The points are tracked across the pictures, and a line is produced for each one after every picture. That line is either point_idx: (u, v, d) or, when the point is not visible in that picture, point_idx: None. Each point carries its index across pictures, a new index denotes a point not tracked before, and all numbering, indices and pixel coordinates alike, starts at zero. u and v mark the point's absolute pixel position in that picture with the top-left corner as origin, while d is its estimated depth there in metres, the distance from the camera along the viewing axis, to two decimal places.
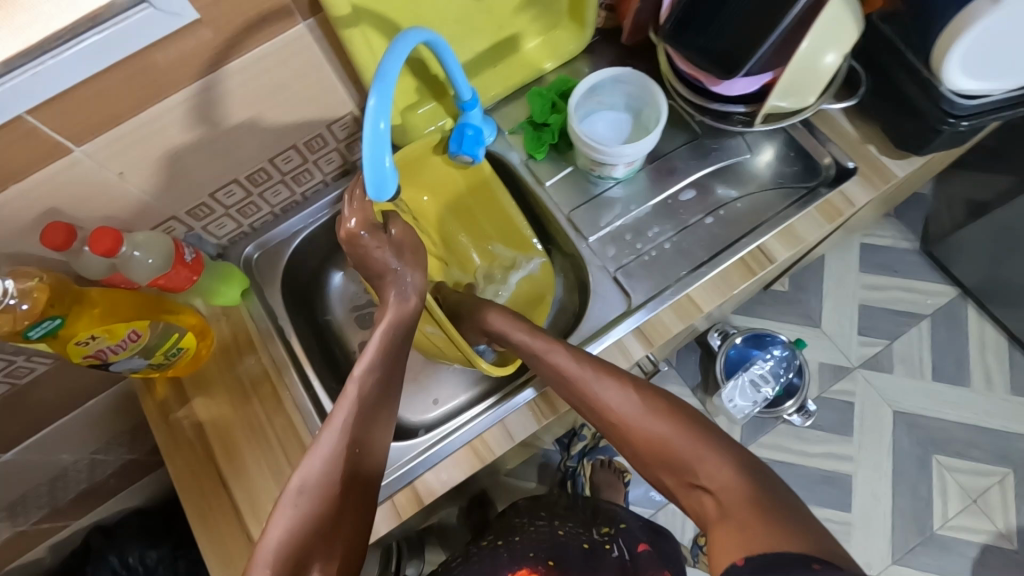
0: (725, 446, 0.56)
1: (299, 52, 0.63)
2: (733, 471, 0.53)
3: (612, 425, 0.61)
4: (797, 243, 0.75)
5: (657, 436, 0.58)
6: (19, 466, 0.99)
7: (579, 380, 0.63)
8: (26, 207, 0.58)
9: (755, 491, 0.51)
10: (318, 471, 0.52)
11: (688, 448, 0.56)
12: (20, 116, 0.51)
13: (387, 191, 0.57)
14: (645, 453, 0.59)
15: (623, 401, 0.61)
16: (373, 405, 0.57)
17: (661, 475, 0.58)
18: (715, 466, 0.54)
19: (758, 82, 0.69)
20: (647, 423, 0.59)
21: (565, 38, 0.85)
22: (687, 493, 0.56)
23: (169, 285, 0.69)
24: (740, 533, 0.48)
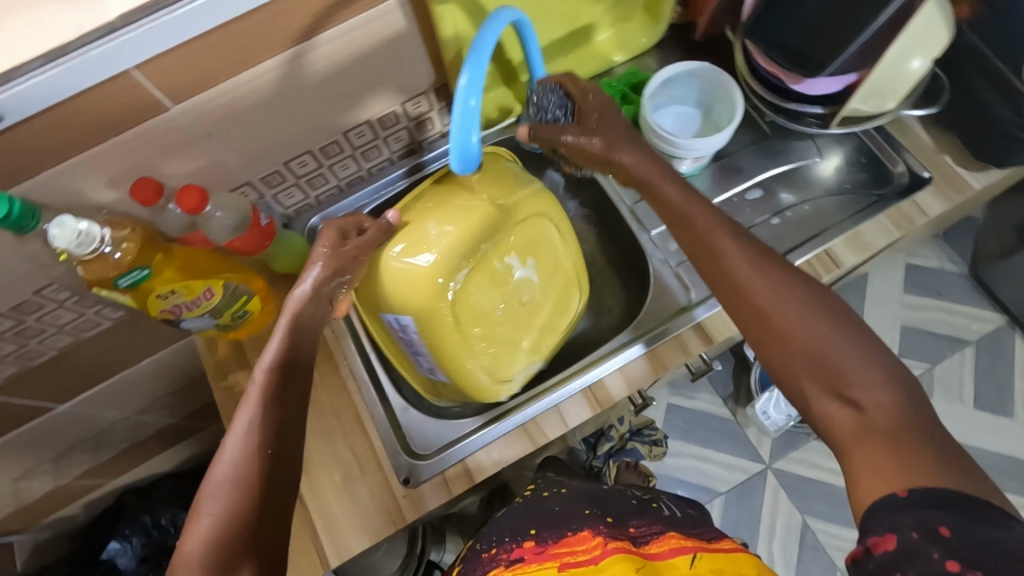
0: (878, 356, 0.49)
1: (387, 26, 0.64)
2: (897, 396, 0.47)
3: (745, 306, 0.54)
4: (865, 249, 0.74)
5: (803, 333, 0.51)
6: (69, 419, 1.01)
7: (709, 245, 0.57)
8: (118, 159, 0.60)
9: (907, 415, 0.47)
10: (229, 469, 0.48)
11: (844, 358, 0.49)
12: (127, 70, 0.53)
13: (471, 166, 0.58)
14: (776, 344, 0.52)
15: (768, 285, 0.54)
16: (283, 395, 0.53)
17: (788, 365, 0.52)
18: (873, 381, 0.48)
19: (841, 82, 0.68)
20: (808, 317, 0.52)
21: (638, 31, 0.84)
22: (824, 399, 0.50)
23: (242, 248, 0.70)
24: (899, 459, 0.44)
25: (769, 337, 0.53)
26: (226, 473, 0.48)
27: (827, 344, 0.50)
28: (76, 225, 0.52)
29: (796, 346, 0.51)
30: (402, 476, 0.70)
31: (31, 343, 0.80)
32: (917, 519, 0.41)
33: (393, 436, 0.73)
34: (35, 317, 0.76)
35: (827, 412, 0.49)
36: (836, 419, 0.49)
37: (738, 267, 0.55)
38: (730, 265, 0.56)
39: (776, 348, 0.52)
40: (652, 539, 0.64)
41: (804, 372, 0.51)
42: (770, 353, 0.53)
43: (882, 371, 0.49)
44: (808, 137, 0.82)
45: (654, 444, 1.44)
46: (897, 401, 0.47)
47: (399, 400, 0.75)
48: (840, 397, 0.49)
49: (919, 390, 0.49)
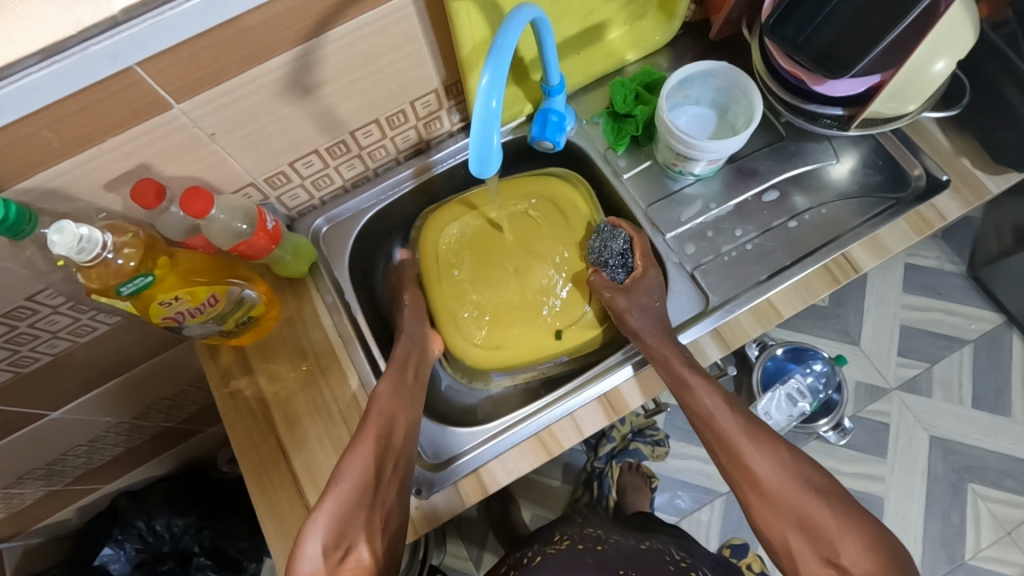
0: (862, 522, 0.55)
1: (399, 23, 0.62)
2: (877, 561, 0.52)
3: (739, 470, 0.60)
4: (883, 253, 0.73)
5: (788, 503, 0.57)
6: (63, 425, 0.98)
7: (726, 434, 0.61)
8: (118, 160, 0.58)
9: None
10: (363, 459, 0.60)
11: (830, 523, 0.55)
12: (130, 67, 0.50)
13: (488, 171, 0.55)
14: (771, 512, 0.58)
15: (766, 460, 0.59)
16: (393, 409, 0.65)
17: (778, 524, 0.57)
18: (856, 551, 0.53)
19: (865, 84, 0.67)
20: (748, 450, 0.60)
21: (651, 29, 0.82)
22: (812, 565, 0.55)
23: (248, 253, 0.67)
24: None
25: (756, 502, 0.59)
26: (359, 472, 0.59)
27: (813, 510, 0.56)
28: (77, 230, 0.49)
29: (788, 515, 0.57)
30: (413, 488, 0.68)
31: (24, 350, 0.77)
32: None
33: None
34: (29, 322, 0.73)
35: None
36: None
37: (754, 464, 0.59)
38: (753, 468, 0.59)
39: (763, 514, 0.58)
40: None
41: (792, 533, 0.56)
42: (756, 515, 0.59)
43: (852, 527, 0.55)
44: (823, 139, 0.80)
45: (656, 445, 1.44)
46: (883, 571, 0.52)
47: None
48: (828, 561, 0.54)
49: (897, 547, 0.54)
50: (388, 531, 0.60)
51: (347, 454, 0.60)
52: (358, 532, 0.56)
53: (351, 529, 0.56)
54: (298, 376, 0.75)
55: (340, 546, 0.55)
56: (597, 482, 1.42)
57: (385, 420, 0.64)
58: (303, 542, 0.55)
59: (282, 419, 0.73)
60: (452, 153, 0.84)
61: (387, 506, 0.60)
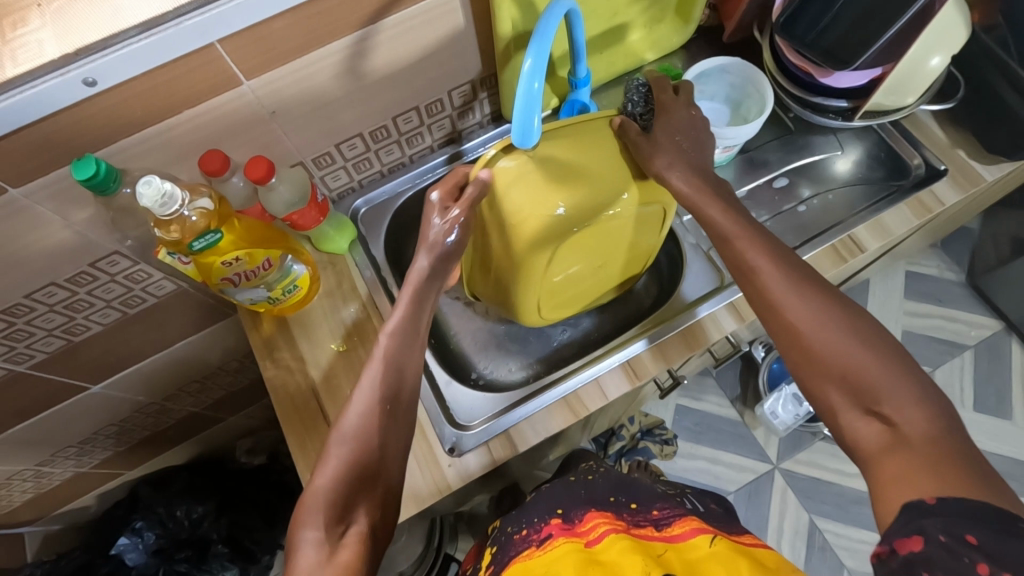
0: (912, 378, 0.49)
1: (445, 15, 0.68)
2: (931, 417, 0.47)
3: (778, 325, 0.56)
4: (887, 235, 0.78)
5: (826, 344, 0.52)
6: (98, 401, 1.02)
7: (761, 292, 0.58)
8: (189, 132, 0.64)
9: (945, 432, 0.46)
10: (355, 420, 0.57)
11: (876, 376, 0.50)
12: (212, 43, 0.56)
13: (528, 142, 0.59)
14: (810, 365, 0.53)
15: (806, 307, 0.55)
16: (399, 358, 0.62)
17: (821, 380, 0.52)
18: (907, 399, 0.48)
19: (867, 77, 0.74)
20: (788, 298, 0.56)
21: (669, 31, 0.89)
22: (856, 417, 0.50)
23: (298, 223, 0.73)
24: (929, 473, 0.44)
25: (802, 356, 0.54)
26: (355, 430, 0.57)
27: (854, 356, 0.51)
28: (161, 185, 0.55)
29: (829, 366, 0.52)
30: (447, 446, 0.72)
31: (77, 319, 0.82)
32: (944, 523, 0.41)
33: (439, 409, 0.75)
34: (87, 290, 0.78)
35: (857, 427, 0.50)
36: (864, 433, 0.50)
37: (797, 316, 0.55)
38: (787, 313, 0.56)
39: (808, 366, 0.53)
40: (672, 521, 0.56)
41: (835, 388, 0.52)
42: (801, 368, 0.54)
43: (913, 389, 0.49)
44: (829, 133, 0.87)
45: (664, 444, 1.47)
46: (934, 422, 0.47)
47: (443, 374, 0.78)
48: (872, 413, 0.49)
49: (955, 406, 0.49)
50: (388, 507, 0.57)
51: (346, 409, 0.58)
52: (358, 502, 0.54)
53: (346, 509, 0.53)
54: (338, 345, 0.80)
55: (341, 522, 0.52)
56: None
57: (390, 378, 0.60)
58: (299, 527, 0.52)
59: (323, 384, 0.78)
60: (480, 144, 0.89)
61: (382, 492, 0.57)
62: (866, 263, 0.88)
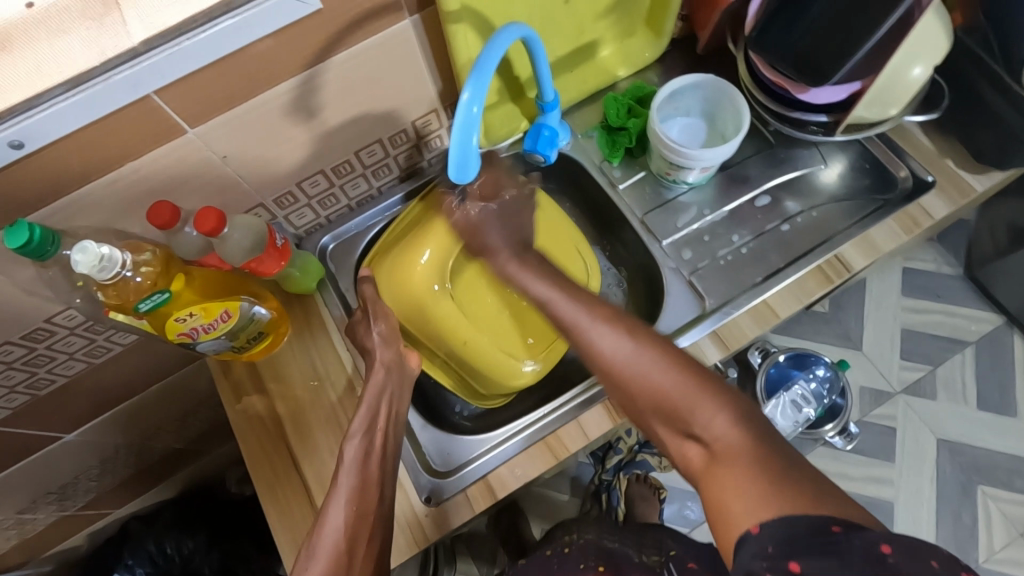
0: (720, 391, 0.50)
1: (400, 48, 0.65)
2: (733, 420, 0.48)
3: (598, 365, 0.57)
4: (875, 252, 0.75)
5: (641, 377, 0.53)
6: (75, 448, 0.99)
7: (575, 326, 0.58)
8: (135, 184, 0.61)
9: (757, 443, 0.47)
10: (331, 531, 0.57)
11: (676, 396, 0.51)
12: (148, 95, 0.53)
13: (468, 175, 0.58)
14: (623, 391, 0.55)
15: (612, 341, 0.56)
16: (366, 463, 0.62)
17: (645, 411, 0.54)
18: (708, 415, 0.49)
19: (846, 91, 0.70)
20: (591, 331, 0.57)
21: (642, 46, 0.86)
22: (675, 438, 0.52)
23: (259, 269, 0.70)
24: (740, 490, 0.44)
25: (620, 390, 0.56)
26: (331, 539, 0.56)
27: (655, 374, 0.53)
28: (98, 250, 0.52)
29: (642, 399, 0.53)
30: (424, 495, 0.69)
31: (40, 373, 0.79)
32: (765, 552, 0.40)
33: (414, 456, 0.72)
34: (46, 344, 0.75)
35: (687, 454, 0.51)
36: (690, 456, 0.51)
37: (608, 350, 0.55)
38: (599, 347, 0.56)
39: (620, 387, 0.55)
40: None
41: (653, 416, 0.53)
42: (623, 397, 0.56)
43: (721, 399, 0.50)
44: (812, 146, 0.83)
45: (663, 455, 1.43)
46: (737, 424, 0.48)
47: (418, 418, 0.75)
48: (688, 433, 0.50)
49: (764, 413, 0.50)
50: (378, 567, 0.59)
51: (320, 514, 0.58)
52: None
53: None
54: (309, 390, 0.77)
55: None
56: (605, 494, 1.42)
57: (358, 486, 0.60)
58: None
59: (293, 430, 0.75)
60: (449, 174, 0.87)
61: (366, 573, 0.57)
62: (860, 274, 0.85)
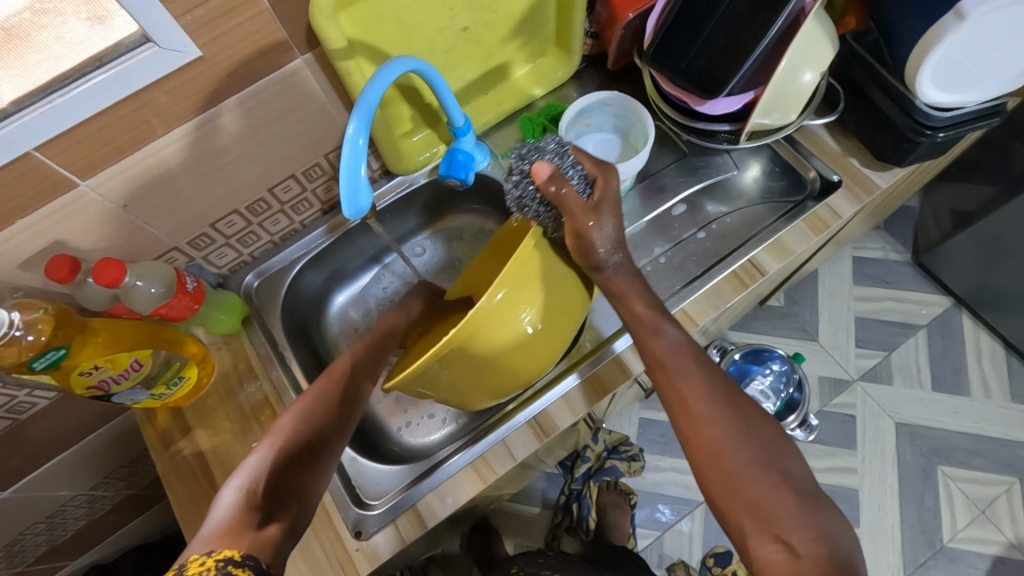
0: (815, 510, 0.53)
1: (297, 85, 0.66)
2: (820, 534, 0.51)
3: (697, 440, 0.58)
4: (787, 254, 0.77)
5: (735, 470, 0.55)
6: (13, 505, 0.97)
7: (687, 404, 0.60)
8: (31, 240, 0.60)
9: (842, 565, 0.50)
10: (294, 422, 0.61)
11: (781, 505, 0.53)
12: (28, 152, 0.53)
13: (362, 209, 0.58)
14: (729, 486, 0.55)
15: (727, 429, 0.57)
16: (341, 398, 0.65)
17: (732, 502, 0.55)
18: (807, 529, 0.51)
19: (741, 101, 0.71)
20: (707, 423, 0.58)
21: (553, 64, 0.87)
22: (760, 537, 0.52)
23: (170, 315, 0.70)
24: None
25: (717, 489, 0.56)
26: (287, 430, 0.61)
27: (749, 483, 0.55)
28: None
29: (739, 493, 0.55)
30: (353, 529, 0.69)
31: None
32: None
33: (343, 488, 0.71)
34: None
35: (762, 553, 0.52)
36: (770, 561, 0.51)
37: (720, 437, 0.57)
38: (711, 432, 0.58)
39: (720, 487, 0.56)
40: None
41: (745, 514, 0.54)
42: (713, 491, 0.56)
43: (812, 517, 0.53)
44: (725, 152, 0.85)
45: (632, 461, 1.43)
46: (818, 543, 0.51)
47: (346, 451, 0.74)
48: (777, 538, 0.52)
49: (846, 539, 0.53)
50: (303, 516, 0.58)
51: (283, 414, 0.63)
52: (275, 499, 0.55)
53: (270, 495, 0.55)
54: (237, 430, 0.75)
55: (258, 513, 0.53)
56: (576, 504, 1.41)
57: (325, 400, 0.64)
58: (221, 491, 0.55)
59: (221, 475, 0.74)
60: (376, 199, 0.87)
61: (302, 499, 0.58)
62: (790, 266, 0.86)
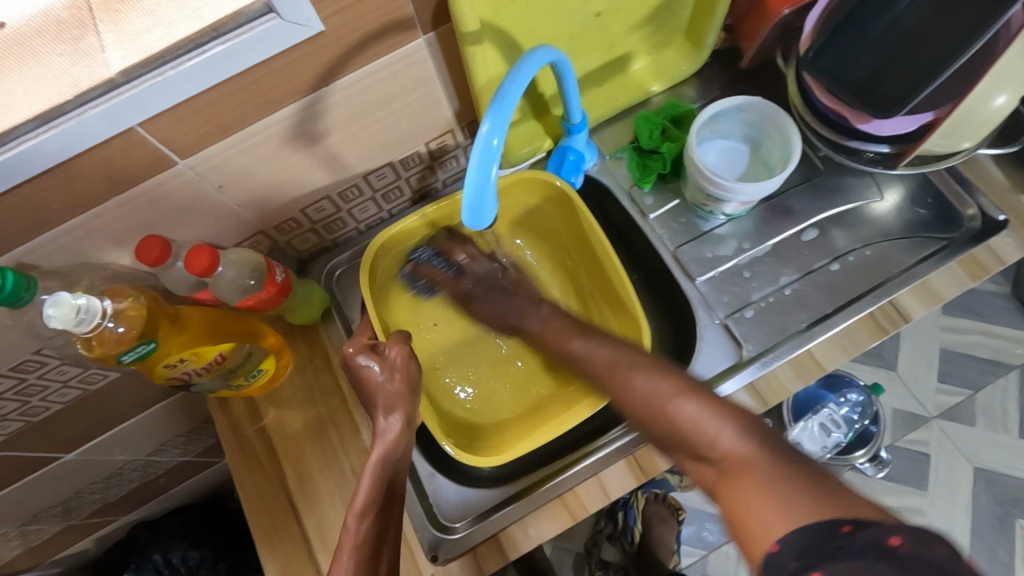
0: (795, 469, 0.41)
1: (412, 68, 0.59)
2: (741, 429, 0.45)
3: (629, 397, 0.55)
4: (934, 300, 0.68)
5: (683, 409, 0.49)
6: (75, 467, 0.96)
7: (657, 400, 0.51)
8: (123, 218, 0.56)
9: (772, 448, 0.43)
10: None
11: (722, 470, 0.44)
12: (131, 128, 0.48)
13: (483, 216, 0.51)
14: (640, 420, 0.53)
15: (652, 382, 0.53)
16: (377, 530, 0.55)
17: (670, 441, 0.50)
18: (716, 427, 0.46)
19: (918, 122, 0.62)
20: (631, 374, 0.56)
21: (678, 57, 0.78)
22: (692, 461, 0.48)
23: (257, 306, 0.66)
24: (767, 495, 0.40)
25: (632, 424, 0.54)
26: None
27: (685, 454, 0.48)
28: (74, 302, 0.49)
29: (676, 424, 0.49)
30: (430, 553, 0.64)
31: (34, 399, 0.76)
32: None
33: (421, 508, 0.67)
34: (37, 375, 0.71)
35: (692, 472, 0.48)
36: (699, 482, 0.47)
37: (648, 389, 0.53)
38: (636, 388, 0.54)
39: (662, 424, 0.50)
40: None
41: (718, 474, 0.45)
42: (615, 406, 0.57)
43: (733, 423, 0.46)
44: (866, 174, 0.75)
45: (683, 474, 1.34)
46: (750, 438, 0.44)
47: (426, 466, 0.70)
48: (701, 456, 0.47)
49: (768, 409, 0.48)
50: None
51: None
52: None
53: None
54: (310, 430, 0.72)
55: None
56: (622, 513, 1.34)
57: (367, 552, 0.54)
58: None
59: (293, 476, 0.70)
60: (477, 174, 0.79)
61: None
62: None
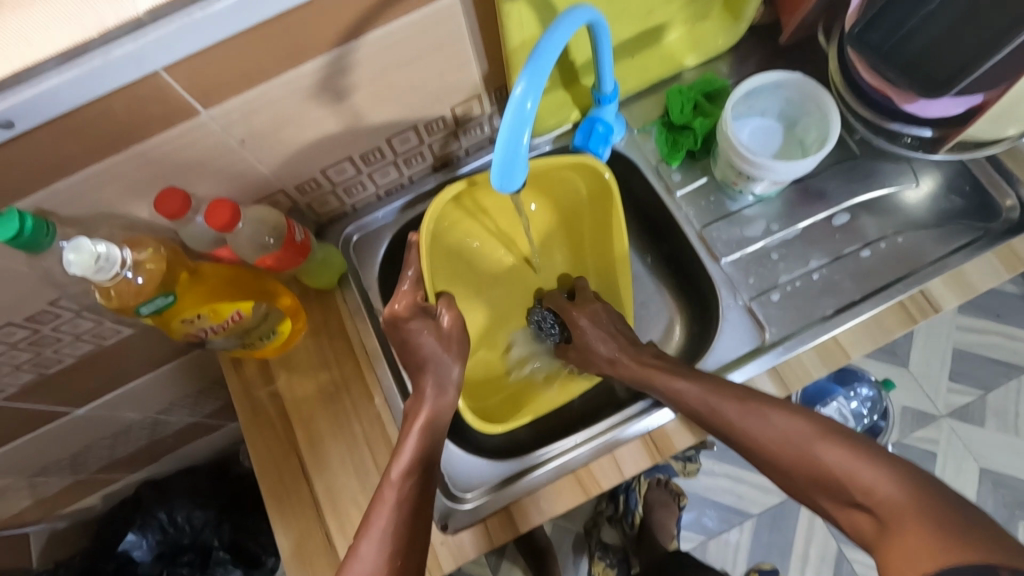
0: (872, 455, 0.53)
1: (444, 25, 0.57)
2: (891, 477, 0.52)
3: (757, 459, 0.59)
4: (968, 290, 0.65)
5: (822, 460, 0.55)
6: (85, 422, 0.96)
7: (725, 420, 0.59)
8: (143, 168, 0.54)
9: (924, 503, 0.49)
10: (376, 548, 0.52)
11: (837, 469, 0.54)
12: (155, 72, 0.46)
13: (513, 180, 0.50)
14: (778, 469, 0.58)
15: (825, 444, 0.56)
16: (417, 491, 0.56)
17: (805, 489, 0.57)
18: (871, 477, 0.52)
19: (966, 105, 0.60)
20: (762, 411, 0.59)
21: (715, 30, 0.75)
22: (842, 508, 0.54)
23: (274, 266, 0.65)
24: (926, 546, 0.46)
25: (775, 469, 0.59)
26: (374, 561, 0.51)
27: (824, 454, 0.55)
28: (93, 248, 0.48)
29: (802, 477, 0.56)
30: (441, 520, 0.64)
31: (47, 350, 0.75)
32: None
33: None
34: (52, 325, 0.71)
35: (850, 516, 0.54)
36: (858, 521, 0.53)
37: (785, 429, 0.57)
38: (759, 434, 0.58)
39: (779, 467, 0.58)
40: None
41: (814, 490, 0.56)
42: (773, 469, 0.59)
43: (878, 464, 0.53)
44: (902, 159, 0.73)
45: (687, 460, 1.35)
46: (898, 487, 0.51)
47: None
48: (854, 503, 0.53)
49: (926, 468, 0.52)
50: None
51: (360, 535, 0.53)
52: None
53: None
54: (322, 393, 0.71)
55: None
56: (623, 496, 1.35)
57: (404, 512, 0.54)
58: None
59: (304, 437, 0.70)
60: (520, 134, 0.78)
61: None
62: None
